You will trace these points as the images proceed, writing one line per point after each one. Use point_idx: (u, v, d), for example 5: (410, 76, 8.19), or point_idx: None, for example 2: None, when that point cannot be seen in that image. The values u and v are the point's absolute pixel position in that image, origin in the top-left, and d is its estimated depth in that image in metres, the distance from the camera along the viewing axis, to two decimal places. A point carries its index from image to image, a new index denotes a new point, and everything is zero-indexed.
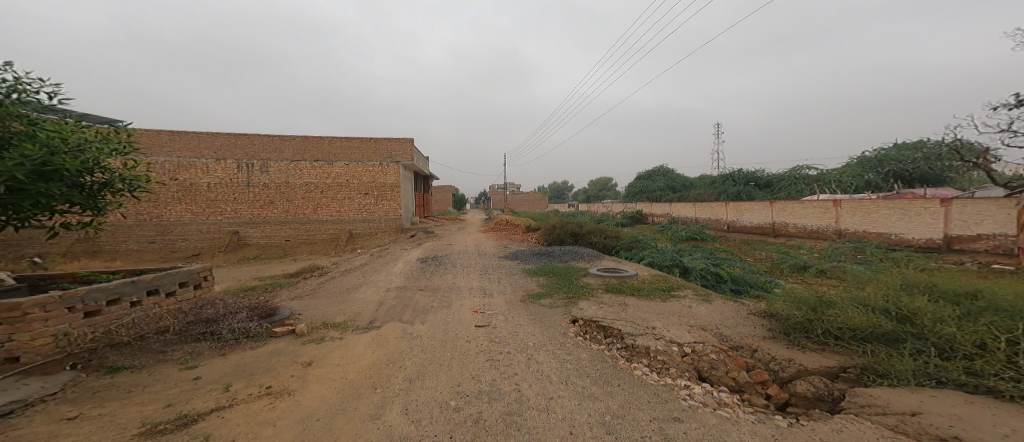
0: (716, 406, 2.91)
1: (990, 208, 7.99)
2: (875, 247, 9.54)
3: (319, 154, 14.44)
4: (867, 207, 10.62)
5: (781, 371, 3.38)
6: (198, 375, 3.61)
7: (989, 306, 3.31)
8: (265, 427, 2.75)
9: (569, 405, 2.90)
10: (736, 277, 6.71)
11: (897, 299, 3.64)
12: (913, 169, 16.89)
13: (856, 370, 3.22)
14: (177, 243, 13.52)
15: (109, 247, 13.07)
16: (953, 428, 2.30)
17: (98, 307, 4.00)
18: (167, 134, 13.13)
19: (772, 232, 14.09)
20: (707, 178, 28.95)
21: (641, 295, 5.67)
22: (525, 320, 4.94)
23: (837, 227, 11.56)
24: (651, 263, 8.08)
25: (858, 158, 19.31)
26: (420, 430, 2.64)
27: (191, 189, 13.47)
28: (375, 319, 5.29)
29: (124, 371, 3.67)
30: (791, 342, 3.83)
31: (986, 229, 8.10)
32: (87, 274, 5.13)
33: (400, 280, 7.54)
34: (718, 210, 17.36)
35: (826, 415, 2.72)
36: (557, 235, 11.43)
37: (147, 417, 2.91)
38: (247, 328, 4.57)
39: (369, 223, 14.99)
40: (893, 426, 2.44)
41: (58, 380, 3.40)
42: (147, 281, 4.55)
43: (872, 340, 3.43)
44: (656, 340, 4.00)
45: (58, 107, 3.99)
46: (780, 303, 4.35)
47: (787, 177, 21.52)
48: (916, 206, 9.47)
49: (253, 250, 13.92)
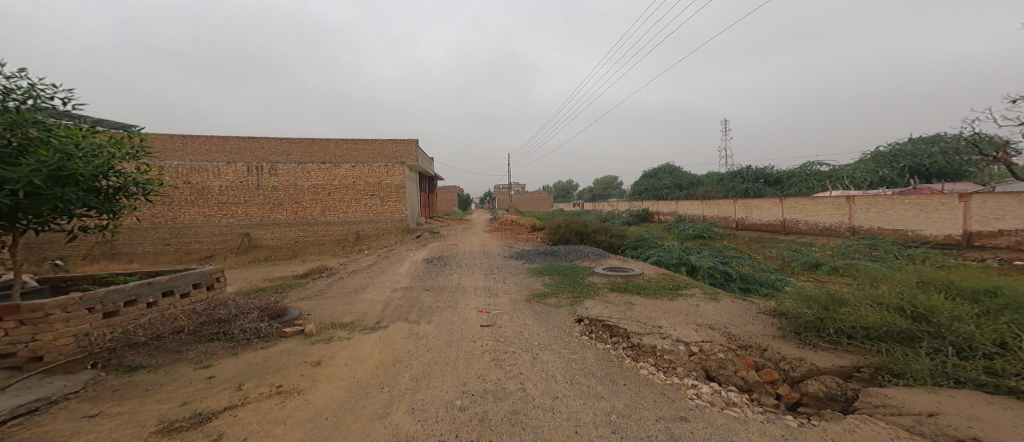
0: (724, 405, 2.87)
1: (1011, 203, 7.76)
2: (890, 244, 9.33)
3: (326, 156, 14.60)
4: (882, 203, 10.37)
5: (792, 370, 3.32)
6: (211, 374, 3.67)
7: (1009, 305, 3.21)
8: (276, 425, 2.78)
9: (575, 404, 2.88)
10: (745, 275, 6.61)
11: (912, 296, 3.54)
12: (929, 164, 16.50)
13: (870, 369, 3.14)
14: (191, 245, 13.79)
15: (126, 250, 13.37)
16: (972, 429, 2.23)
17: (116, 308, 4.07)
18: (179, 138, 13.39)
19: (783, 229, 13.87)
20: (715, 176, 28.59)
21: (648, 294, 5.62)
22: (530, 320, 4.92)
23: (849, 224, 11.33)
24: (658, 262, 8.01)
25: (871, 154, 18.87)
26: (425, 428, 2.65)
27: (203, 192, 13.72)
28: (382, 319, 5.32)
29: (141, 370, 3.74)
30: (802, 341, 3.74)
31: (1007, 224, 7.89)
32: (104, 276, 5.25)
33: (406, 280, 7.58)
34: (726, 208, 17.13)
35: (838, 416, 2.66)
36: (562, 235, 11.39)
37: (164, 414, 2.96)
38: (258, 328, 4.65)
39: (377, 224, 15.13)
40: (910, 427, 2.37)
41: (80, 378, 3.48)
42: (163, 282, 4.62)
43: (886, 339, 3.34)
44: (662, 339, 3.95)
45: (72, 113, 4.08)
46: (790, 301, 4.26)
47: (798, 174, 21.14)
48: (932, 201, 9.23)
49: (264, 251, 14.14)
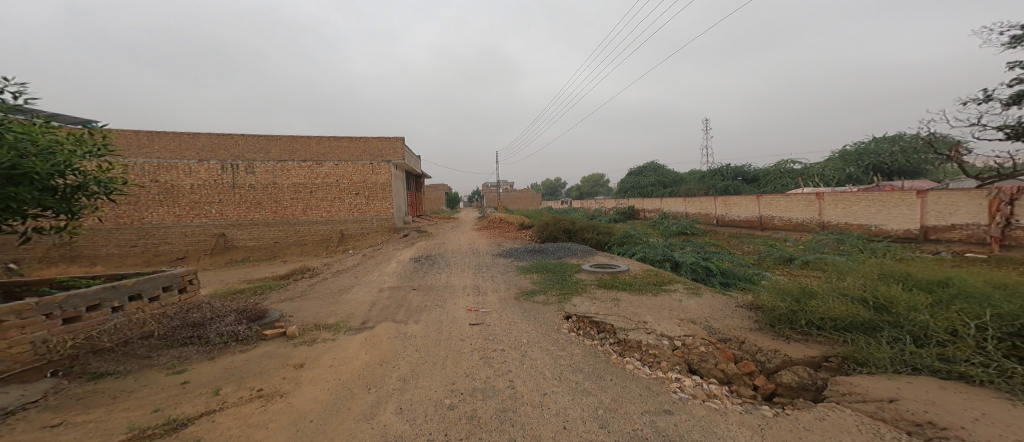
0: (704, 397, 3.00)
1: (963, 199, 8.33)
2: (856, 238, 9.86)
3: (306, 154, 14.21)
4: (849, 199, 10.91)
5: (767, 362, 3.49)
6: (187, 380, 3.57)
7: (960, 294, 3.47)
8: (256, 430, 2.75)
9: (563, 401, 2.96)
10: (725, 270, 6.87)
11: (875, 288, 3.78)
12: (890, 162, 17.50)
13: (837, 359, 3.34)
14: (161, 246, 13.21)
15: (89, 252, 12.71)
16: (927, 414, 2.42)
17: (77, 314, 3.89)
18: (145, 134, 12.75)
19: (759, 225, 14.39)
20: (696, 173, 29.42)
21: (633, 290, 5.77)
22: (519, 318, 4.99)
23: (820, 220, 11.88)
24: (643, 258, 8.21)
25: (839, 153, 19.84)
26: (413, 429, 2.67)
27: (173, 191, 13.14)
28: (368, 319, 5.27)
29: (109, 377, 3.61)
30: (777, 333, 3.93)
31: (959, 219, 8.44)
32: (64, 280, 5.00)
33: (393, 280, 7.52)
34: (707, 205, 17.63)
35: (808, 404, 2.83)
36: (550, 232, 11.49)
37: (136, 422, 2.88)
38: (236, 331, 4.54)
39: (361, 223, 14.87)
40: (872, 413, 2.55)
41: (40, 387, 3.32)
42: (129, 286, 4.44)
43: (852, 329, 3.56)
44: (647, 334, 4.08)
45: (25, 108, 3.85)
46: (766, 294, 4.46)
47: (773, 172, 21.97)
48: (894, 198, 9.77)
49: (241, 252, 13.69)
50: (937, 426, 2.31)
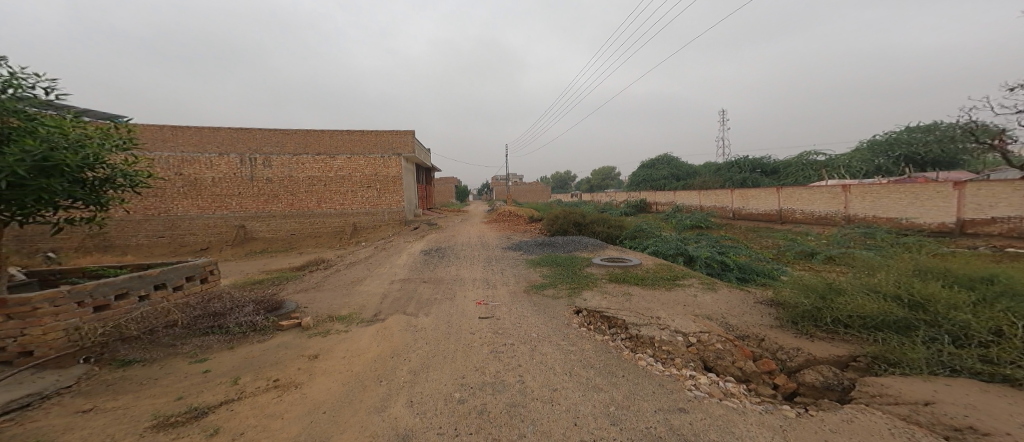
0: (722, 396, 2.88)
1: (1004, 191, 7.85)
2: (885, 232, 9.39)
3: (321, 148, 14.42)
4: (877, 192, 10.39)
5: (789, 360, 3.33)
6: (207, 368, 3.65)
7: (1006, 292, 3.22)
8: (272, 420, 2.76)
9: (573, 396, 2.88)
10: (742, 265, 6.61)
11: (909, 285, 3.55)
12: (924, 152, 16.68)
13: (867, 359, 3.16)
14: (185, 237, 13.65)
15: (119, 242, 13.24)
16: (968, 418, 2.25)
17: (106, 302, 3.99)
18: (169, 129, 13.13)
19: (779, 219, 13.90)
20: (712, 166, 28.53)
21: (646, 285, 5.62)
22: (528, 312, 4.91)
23: (844, 213, 11.38)
24: (655, 253, 8.02)
25: (867, 143, 18.99)
26: (424, 422, 2.64)
27: (195, 184, 13.53)
28: (379, 311, 5.29)
29: (135, 364, 3.72)
30: (799, 330, 3.76)
31: (1000, 212, 7.94)
32: (95, 268, 5.17)
33: (404, 272, 7.56)
34: (723, 198, 17.16)
35: (835, 405, 2.68)
36: (559, 226, 11.34)
37: (159, 409, 2.94)
38: (254, 322, 4.62)
39: (373, 216, 15.05)
40: (906, 416, 2.39)
41: (72, 373, 3.44)
42: (154, 275, 4.53)
43: (883, 328, 3.36)
44: (661, 330, 3.95)
45: (54, 102, 3.90)
46: (787, 290, 4.27)
47: (794, 163, 21.18)
48: (927, 190, 9.25)
49: (259, 244, 14.04)
50: (979, 432, 2.15)
